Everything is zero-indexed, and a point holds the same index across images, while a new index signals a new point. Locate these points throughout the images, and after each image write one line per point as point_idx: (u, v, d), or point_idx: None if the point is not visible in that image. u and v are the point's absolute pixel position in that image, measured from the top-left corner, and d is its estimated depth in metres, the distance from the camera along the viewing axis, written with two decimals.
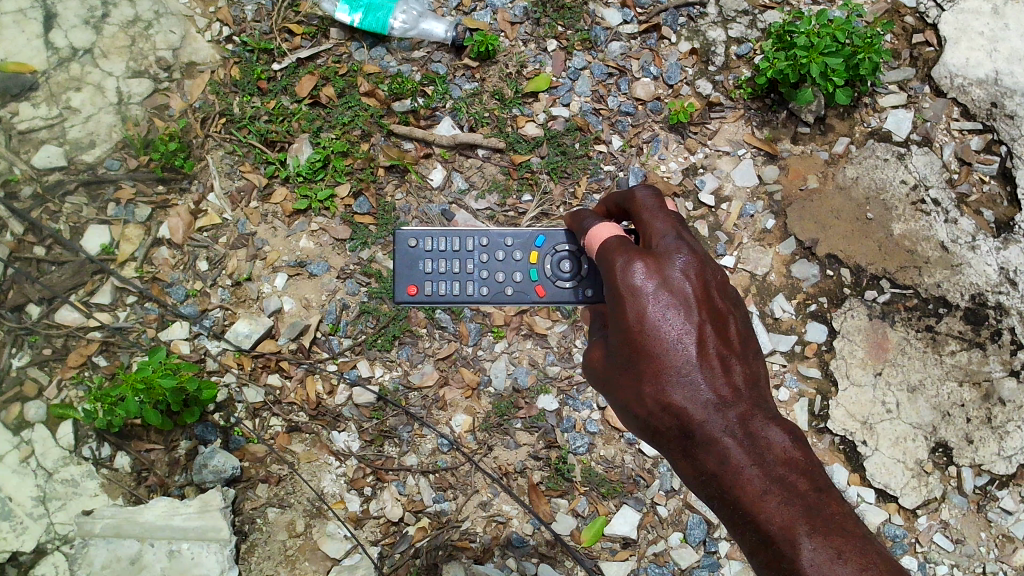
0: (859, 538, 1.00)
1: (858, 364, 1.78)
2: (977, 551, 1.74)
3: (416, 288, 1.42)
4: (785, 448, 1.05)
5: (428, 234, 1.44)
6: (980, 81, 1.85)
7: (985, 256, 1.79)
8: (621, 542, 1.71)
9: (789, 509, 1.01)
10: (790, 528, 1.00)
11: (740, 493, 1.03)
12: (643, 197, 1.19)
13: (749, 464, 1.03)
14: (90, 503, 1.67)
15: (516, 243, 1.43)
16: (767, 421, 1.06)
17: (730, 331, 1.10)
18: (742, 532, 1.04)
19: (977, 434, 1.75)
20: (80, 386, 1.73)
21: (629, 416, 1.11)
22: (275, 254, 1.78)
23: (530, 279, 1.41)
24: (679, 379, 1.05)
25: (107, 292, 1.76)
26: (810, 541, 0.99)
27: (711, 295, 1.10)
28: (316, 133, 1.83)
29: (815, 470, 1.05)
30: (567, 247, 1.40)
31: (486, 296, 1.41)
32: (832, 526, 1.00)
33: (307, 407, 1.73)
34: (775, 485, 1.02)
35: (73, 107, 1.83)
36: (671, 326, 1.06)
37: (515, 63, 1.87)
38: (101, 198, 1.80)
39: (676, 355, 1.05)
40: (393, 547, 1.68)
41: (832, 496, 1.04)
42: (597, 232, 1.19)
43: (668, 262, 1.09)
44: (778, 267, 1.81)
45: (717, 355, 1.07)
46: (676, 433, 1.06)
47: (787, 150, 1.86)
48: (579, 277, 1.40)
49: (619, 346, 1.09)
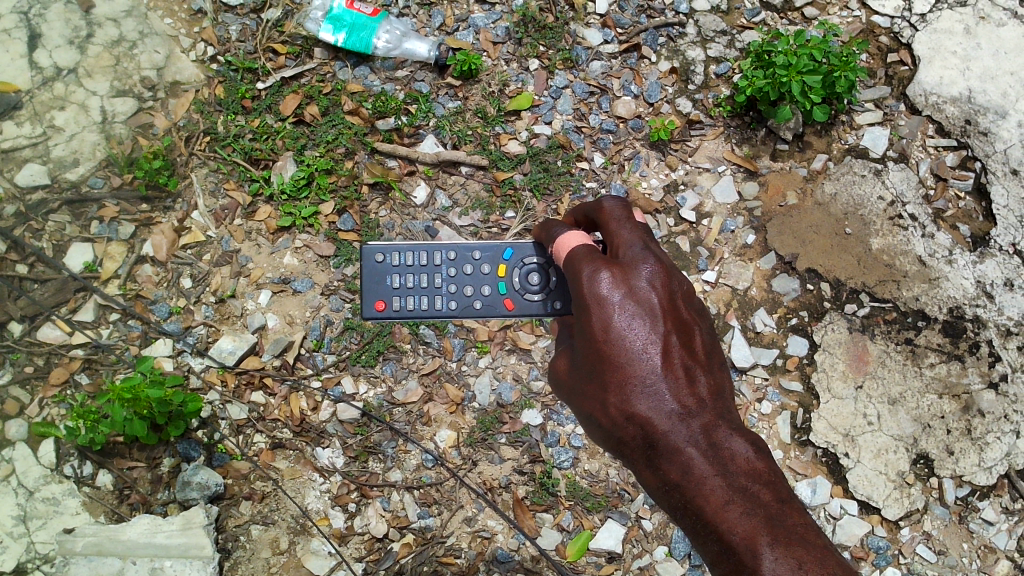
0: (820, 549, 1.00)
1: (838, 377, 1.79)
2: (959, 562, 1.75)
3: (384, 303, 1.43)
4: (747, 458, 1.06)
5: (396, 249, 1.45)
6: (955, 99, 1.88)
7: (962, 270, 1.81)
8: (606, 557, 1.71)
9: (751, 519, 1.01)
10: (752, 537, 1.00)
11: (703, 503, 1.04)
12: (610, 208, 1.20)
13: (713, 474, 1.05)
14: (71, 521, 1.66)
15: (484, 257, 1.44)
16: (730, 432, 1.08)
17: (695, 342, 1.12)
18: (704, 541, 1.04)
19: (957, 445, 1.76)
20: (62, 403, 1.72)
21: (595, 426, 1.13)
22: (258, 271, 1.78)
23: (498, 293, 1.42)
24: (644, 389, 1.07)
25: (90, 309, 1.76)
26: (771, 551, 0.99)
27: (676, 306, 1.12)
28: (300, 151, 1.84)
29: (778, 482, 1.07)
30: (535, 260, 1.41)
31: (454, 310, 1.42)
32: (794, 536, 1.01)
33: (291, 423, 1.72)
34: (738, 495, 1.03)
35: (57, 126, 1.84)
36: (637, 336, 1.08)
37: (497, 82, 1.89)
38: (84, 216, 1.80)
39: (641, 364, 1.07)
40: (377, 564, 1.68)
41: (793, 506, 1.05)
42: (564, 241, 1.21)
43: (634, 272, 1.11)
44: (759, 281, 1.83)
45: (682, 365, 1.09)
46: (641, 442, 1.08)
47: (766, 167, 1.88)
48: (548, 289, 1.40)
49: (586, 356, 1.12)
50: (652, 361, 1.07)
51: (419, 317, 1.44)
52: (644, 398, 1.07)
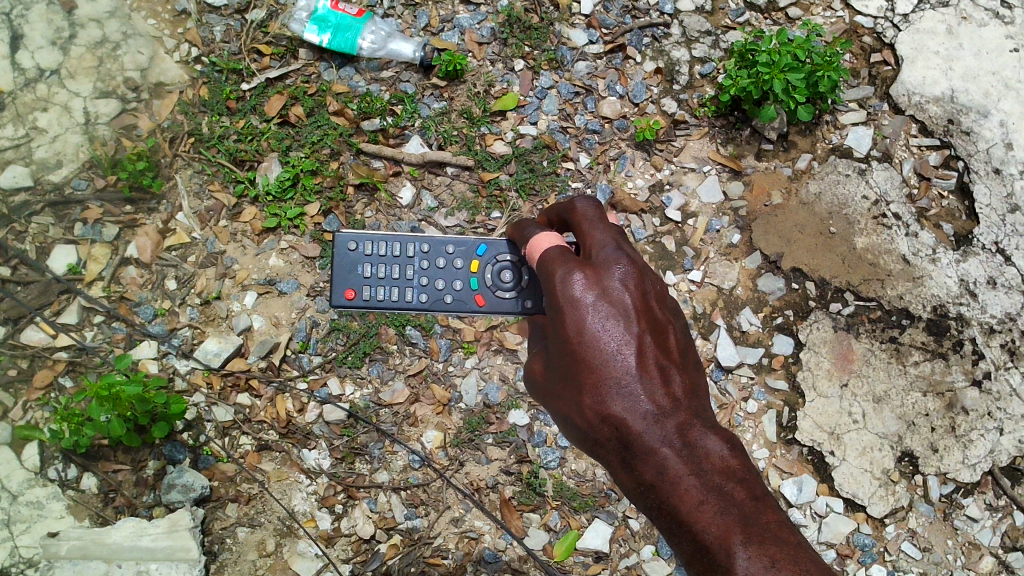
0: (793, 547, 1.02)
1: (824, 375, 1.80)
2: (944, 558, 1.76)
3: (354, 292, 1.43)
4: (722, 457, 1.07)
5: (368, 238, 1.45)
6: (937, 99, 1.90)
7: (945, 268, 1.83)
8: (593, 556, 1.71)
9: (725, 518, 1.03)
10: (726, 536, 1.02)
11: (678, 503, 1.05)
12: (583, 209, 1.21)
13: (687, 473, 1.05)
14: (55, 525, 1.64)
15: (458, 251, 1.44)
16: (705, 431, 1.09)
17: (669, 342, 1.13)
18: (679, 541, 1.06)
19: (942, 443, 1.77)
20: (46, 407, 1.70)
21: (570, 427, 1.13)
22: (244, 273, 1.78)
23: (470, 288, 1.43)
24: (618, 390, 1.07)
25: (74, 312, 1.75)
26: (745, 550, 1.01)
27: (650, 306, 1.13)
28: (285, 152, 1.83)
29: (752, 479, 1.07)
30: (508, 258, 1.42)
31: (425, 303, 1.43)
32: (767, 534, 1.03)
33: (277, 425, 1.72)
34: (712, 495, 1.05)
35: (39, 128, 1.83)
36: (611, 336, 1.09)
37: (482, 83, 1.89)
38: (68, 218, 1.79)
39: (615, 365, 1.08)
40: (365, 565, 1.68)
41: (767, 504, 1.06)
42: (537, 242, 1.21)
43: (607, 272, 1.12)
44: (745, 281, 1.84)
45: (656, 365, 1.09)
46: (616, 443, 1.09)
47: (751, 166, 1.89)
48: (520, 287, 1.42)
49: (560, 357, 1.12)
50: (627, 361, 1.08)
51: (388, 308, 1.44)
52: (619, 399, 1.07)
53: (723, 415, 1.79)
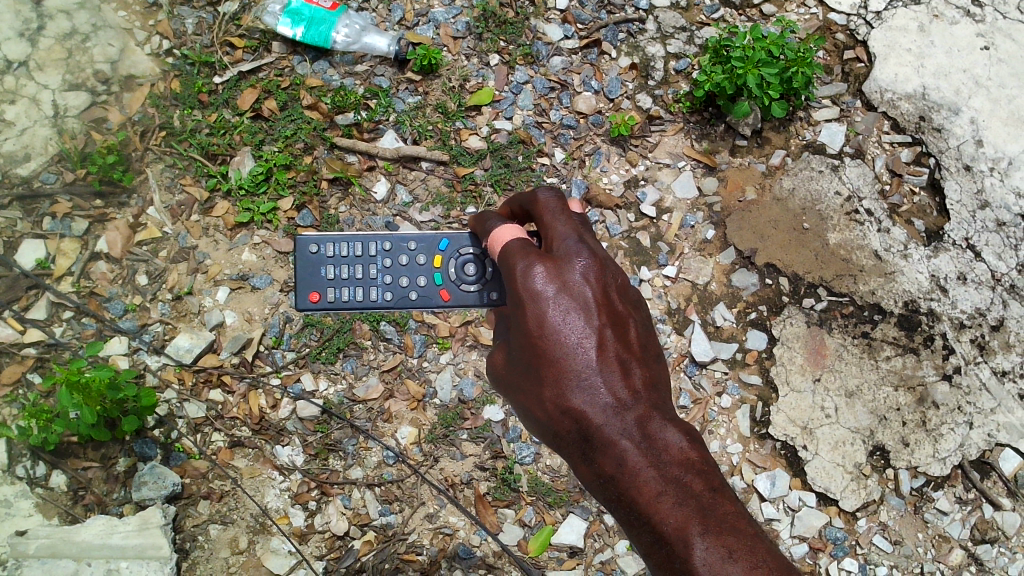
0: (749, 537, 1.02)
1: (797, 370, 1.81)
2: (915, 551, 1.78)
3: (319, 294, 1.41)
4: (681, 449, 1.07)
5: (330, 240, 1.43)
6: (909, 96, 1.91)
7: (916, 264, 1.84)
8: (568, 551, 1.71)
9: (683, 509, 1.03)
10: (684, 528, 1.02)
11: (637, 495, 1.05)
12: (545, 199, 1.19)
13: (647, 465, 1.05)
14: (23, 523, 1.62)
15: (420, 247, 1.44)
16: (665, 423, 1.09)
17: (630, 334, 1.12)
18: (639, 532, 1.06)
19: (913, 437, 1.79)
20: (14, 403, 1.68)
21: (531, 419, 1.13)
22: (216, 268, 1.76)
23: (434, 283, 1.42)
24: (579, 384, 1.08)
25: (42, 307, 1.73)
26: (702, 541, 1.01)
27: (611, 299, 1.12)
28: (258, 146, 1.82)
29: (711, 471, 1.08)
30: (470, 251, 1.42)
31: (390, 301, 1.41)
32: (725, 526, 1.03)
33: (249, 421, 1.70)
34: (671, 486, 1.05)
35: (7, 120, 1.80)
36: (572, 330, 1.08)
37: (458, 77, 1.89)
38: (36, 212, 1.77)
39: (576, 359, 1.08)
40: (338, 562, 1.67)
41: (725, 495, 1.06)
42: (500, 235, 1.20)
43: (569, 266, 1.12)
44: (719, 276, 1.85)
45: (617, 358, 1.09)
46: (576, 436, 1.09)
47: (725, 162, 1.90)
48: (484, 279, 1.41)
49: (521, 351, 1.12)
50: (588, 355, 1.08)
51: (354, 309, 1.42)
52: (580, 392, 1.07)
53: (697, 411, 1.80)
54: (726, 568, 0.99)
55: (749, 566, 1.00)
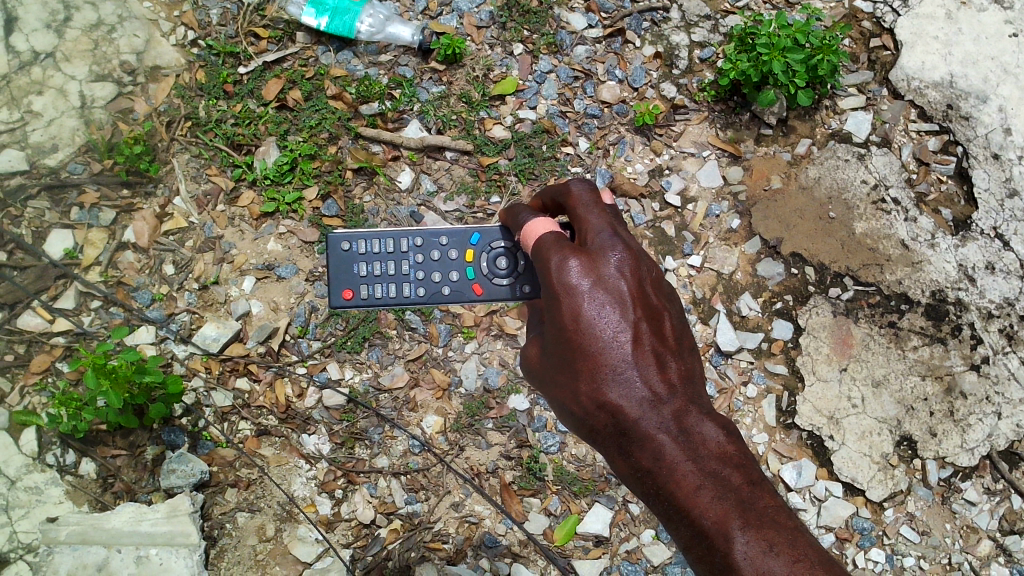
0: (791, 530, 1.00)
1: (823, 360, 1.80)
2: (942, 542, 1.77)
3: (352, 292, 1.43)
4: (718, 442, 1.06)
5: (361, 237, 1.44)
6: (936, 84, 1.90)
7: (944, 253, 1.83)
8: (593, 541, 1.71)
9: (722, 503, 1.01)
10: (723, 521, 1.00)
11: (675, 489, 1.04)
12: (578, 192, 1.20)
13: (684, 459, 1.05)
14: (55, 510, 1.64)
15: (452, 242, 1.43)
16: (701, 417, 1.08)
17: (665, 328, 1.12)
18: (677, 527, 1.04)
19: (940, 427, 1.78)
20: (43, 392, 1.70)
21: (567, 414, 1.14)
22: (242, 258, 1.77)
23: (466, 278, 1.42)
24: (614, 377, 1.08)
25: (71, 296, 1.74)
26: (743, 534, 0.98)
27: (646, 292, 1.12)
28: (283, 136, 1.82)
29: (750, 464, 1.06)
30: (502, 244, 1.41)
31: (423, 296, 1.42)
32: (766, 519, 1.00)
33: (276, 410, 1.71)
34: (709, 479, 1.03)
35: (35, 111, 1.81)
36: (607, 323, 1.08)
37: (481, 67, 1.88)
38: (64, 202, 1.78)
39: (611, 353, 1.08)
40: (365, 550, 1.67)
41: (765, 488, 1.04)
42: (532, 228, 1.20)
43: (603, 259, 1.12)
44: (744, 266, 1.84)
45: (652, 351, 1.09)
46: (613, 430, 1.09)
47: (750, 151, 1.89)
48: (516, 273, 1.40)
49: (556, 345, 1.12)
50: (623, 349, 1.08)
51: (387, 305, 1.43)
52: (615, 386, 1.08)
53: (722, 400, 1.80)
54: (767, 561, 0.97)
55: (792, 560, 0.97)
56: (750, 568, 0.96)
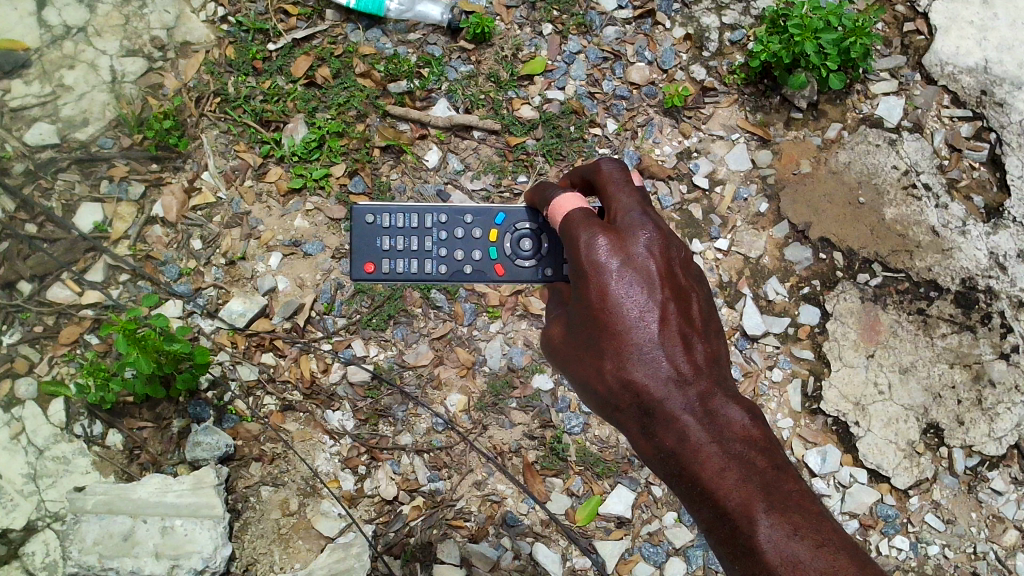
0: (815, 515, 1.02)
1: (850, 346, 1.79)
2: (967, 531, 1.75)
3: (374, 265, 1.42)
4: (743, 426, 1.06)
5: (387, 210, 1.44)
6: (970, 70, 1.87)
7: (975, 241, 1.81)
8: (615, 522, 1.71)
9: (746, 485, 1.02)
10: (748, 504, 1.01)
11: (699, 470, 1.04)
12: (609, 170, 1.18)
13: (709, 441, 1.05)
14: (81, 480, 1.66)
15: (476, 220, 1.43)
16: (727, 400, 1.08)
17: (692, 310, 1.12)
18: (699, 508, 1.05)
19: (968, 416, 1.76)
20: (71, 363, 1.72)
21: (589, 392, 1.13)
22: (269, 234, 1.77)
23: (489, 258, 1.42)
24: (640, 357, 1.07)
25: (100, 269, 1.76)
26: (767, 518, 1.00)
27: (674, 273, 1.11)
28: (311, 113, 1.82)
29: (774, 449, 1.07)
30: (527, 226, 1.41)
31: (444, 274, 1.42)
32: (790, 503, 1.01)
33: (301, 386, 1.72)
34: (733, 461, 1.04)
35: (66, 85, 1.83)
36: (634, 302, 1.08)
37: (510, 47, 1.88)
38: (94, 175, 1.79)
39: (638, 332, 1.07)
40: (387, 526, 1.67)
41: (789, 473, 1.06)
42: (560, 204, 1.18)
43: (632, 238, 1.11)
44: (772, 250, 1.83)
45: (679, 332, 1.08)
46: (636, 409, 1.08)
47: (780, 135, 1.87)
48: (539, 255, 1.40)
49: (582, 322, 1.11)
50: (649, 329, 1.07)
51: (408, 280, 1.43)
52: (641, 365, 1.07)
53: (747, 384, 1.78)
54: (791, 545, 0.98)
55: (816, 544, 0.99)
56: (774, 552, 0.98)
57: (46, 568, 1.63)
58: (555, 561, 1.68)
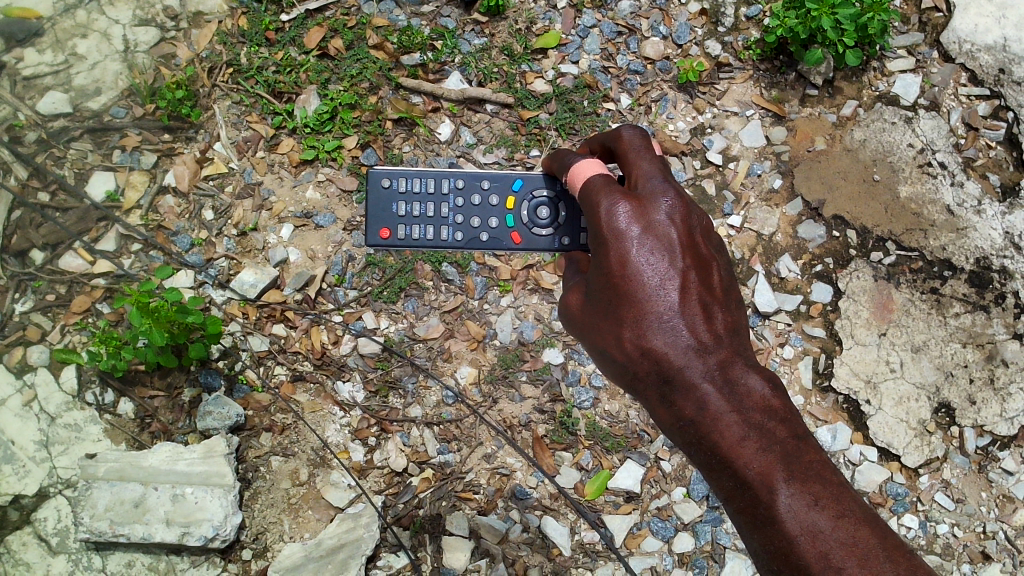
0: (836, 485, 1.01)
1: (862, 324, 1.78)
2: (977, 510, 1.75)
3: (389, 231, 1.42)
4: (764, 396, 1.06)
5: (402, 175, 1.42)
6: (989, 47, 1.85)
7: (991, 220, 1.79)
8: (624, 496, 1.71)
9: (767, 455, 1.02)
10: (768, 473, 1.01)
11: (719, 439, 1.04)
12: (629, 138, 1.16)
13: (728, 410, 1.04)
14: (92, 448, 1.67)
15: (493, 187, 1.42)
16: (747, 369, 1.07)
17: (713, 278, 1.10)
18: (719, 477, 1.05)
19: (980, 395, 1.75)
20: (83, 331, 1.72)
21: (608, 361, 1.12)
22: (281, 205, 1.77)
23: (506, 226, 1.41)
24: (660, 325, 1.06)
25: (112, 239, 1.76)
26: (787, 488, 1.00)
27: (695, 242, 1.10)
28: (324, 84, 1.81)
29: (793, 419, 1.06)
30: (545, 193, 1.40)
31: (460, 241, 1.41)
32: (810, 473, 1.01)
33: (311, 356, 1.72)
34: (754, 431, 1.03)
35: (79, 54, 1.83)
36: (655, 271, 1.06)
37: (524, 20, 1.86)
38: (106, 145, 1.79)
39: (657, 300, 1.06)
40: (396, 497, 1.68)
41: (809, 443, 1.05)
42: (580, 170, 1.17)
43: (653, 205, 1.09)
44: (785, 228, 1.82)
45: (699, 301, 1.07)
46: (655, 377, 1.07)
47: (795, 112, 1.86)
48: (557, 224, 1.40)
49: (601, 290, 1.10)
50: (670, 297, 1.06)
51: (424, 247, 1.43)
52: (661, 333, 1.06)
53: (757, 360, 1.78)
54: (812, 516, 0.99)
55: (836, 515, 0.99)
56: (793, 522, 0.99)
57: (57, 534, 1.65)
58: (564, 534, 1.68)
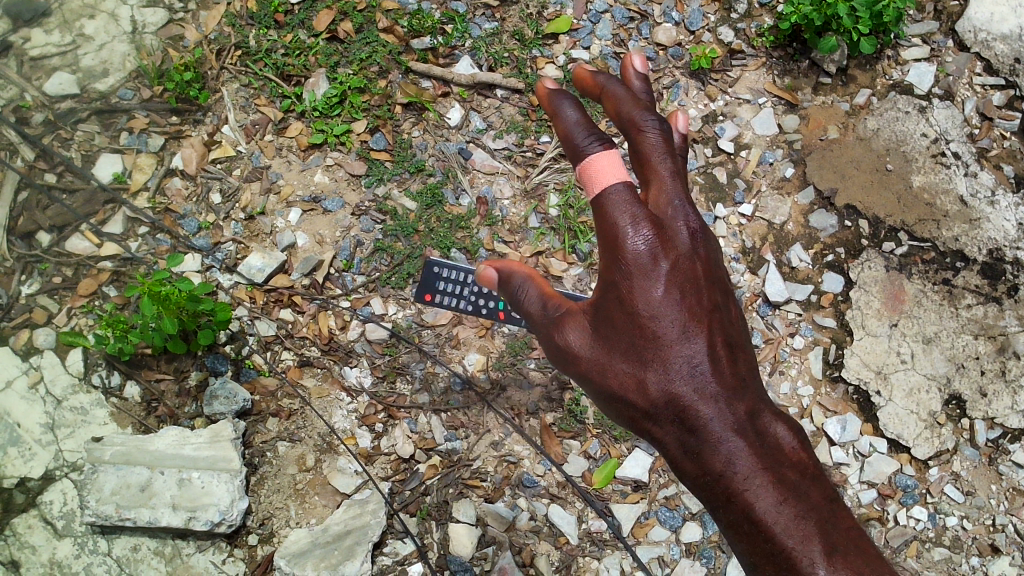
0: (867, 557, 0.99)
1: (874, 315, 1.76)
2: (987, 503, 1.72)
3: (430, 296, 1.67)
4: (789, 449, 1.05)
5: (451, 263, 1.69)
6: (1005, 37, 1.87)
7: (1003, 212, 1.78)
8: (632, 485, 1.71)
9: (804, 523, 0.99)
10: (805, 542, 0.97)
11: (751, 499, 1.00)
12: (653, 145, 1.14)
13: (761, 467, 1.02)
14: (99, 431, 1.66)
15: None
16: (771, 420, 1.07)
17: (730, 323, 1.12)
18: (746, 538, 1.01)
19: (991, 387, 1.73)
20: (90, 314, 1.71)
21: (625, 404, 1.10)
22: (289, 189, 1.76)
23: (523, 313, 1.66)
24: (689, 371, 1.06)
25: (118, 221, 1.74)
26: (827, 563, 0.96)
27: (715, 288, 1.12)
28: (333, 68, 1.80)
29: (818, 477, 1.05)
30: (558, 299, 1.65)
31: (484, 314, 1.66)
32: (842, 543, 0.99)
33: (319, 342, 1.71)
34: (786, 493, 1.00)
35: (86, 35, 1.83)
36: (683, 317, 1.07)
37: (536, 4, 1.86)
38: (113, 127, 1.78)
39: (686, 347, 1.07)
40: (403, 484, 1.67)
41: (834, 506, 1.03)
42: (605, 172, 1.09)
43: (681, 248, 1.10)
44: (796, 217, 1.80)
45: (724, 347, 1.09)
46: (680, 425, 1.06)
47: (808, 100, 1.85)
48: None
49: (624, 330, 1.09)
50: (698, 343, 1.07)
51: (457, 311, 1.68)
52: (689, 379, 1.06)
53: (767, 350, 1.75)
54: None
55: None
56: None
57: (63, 517, 1.64)
58: (571, 523, 1.67)
